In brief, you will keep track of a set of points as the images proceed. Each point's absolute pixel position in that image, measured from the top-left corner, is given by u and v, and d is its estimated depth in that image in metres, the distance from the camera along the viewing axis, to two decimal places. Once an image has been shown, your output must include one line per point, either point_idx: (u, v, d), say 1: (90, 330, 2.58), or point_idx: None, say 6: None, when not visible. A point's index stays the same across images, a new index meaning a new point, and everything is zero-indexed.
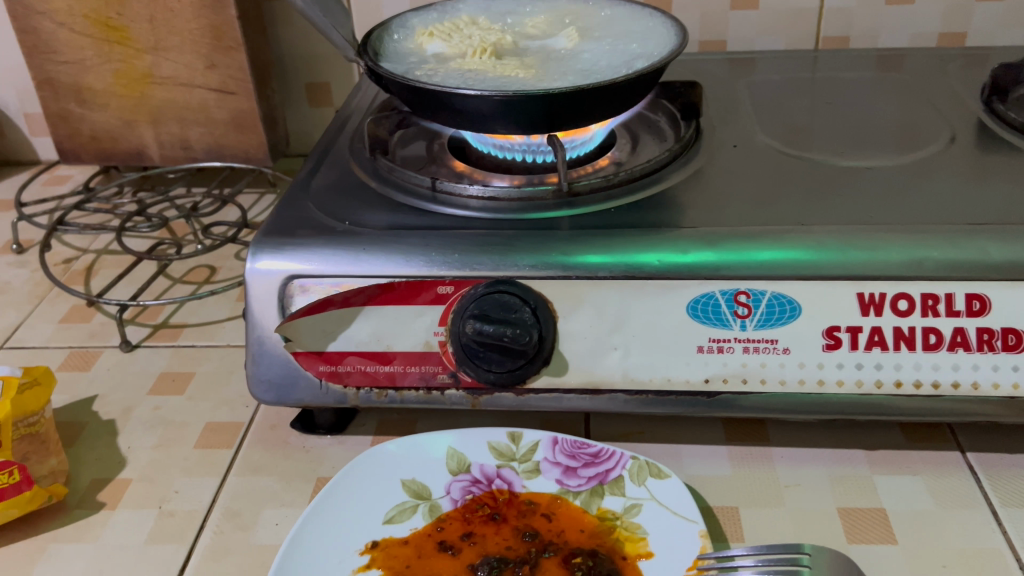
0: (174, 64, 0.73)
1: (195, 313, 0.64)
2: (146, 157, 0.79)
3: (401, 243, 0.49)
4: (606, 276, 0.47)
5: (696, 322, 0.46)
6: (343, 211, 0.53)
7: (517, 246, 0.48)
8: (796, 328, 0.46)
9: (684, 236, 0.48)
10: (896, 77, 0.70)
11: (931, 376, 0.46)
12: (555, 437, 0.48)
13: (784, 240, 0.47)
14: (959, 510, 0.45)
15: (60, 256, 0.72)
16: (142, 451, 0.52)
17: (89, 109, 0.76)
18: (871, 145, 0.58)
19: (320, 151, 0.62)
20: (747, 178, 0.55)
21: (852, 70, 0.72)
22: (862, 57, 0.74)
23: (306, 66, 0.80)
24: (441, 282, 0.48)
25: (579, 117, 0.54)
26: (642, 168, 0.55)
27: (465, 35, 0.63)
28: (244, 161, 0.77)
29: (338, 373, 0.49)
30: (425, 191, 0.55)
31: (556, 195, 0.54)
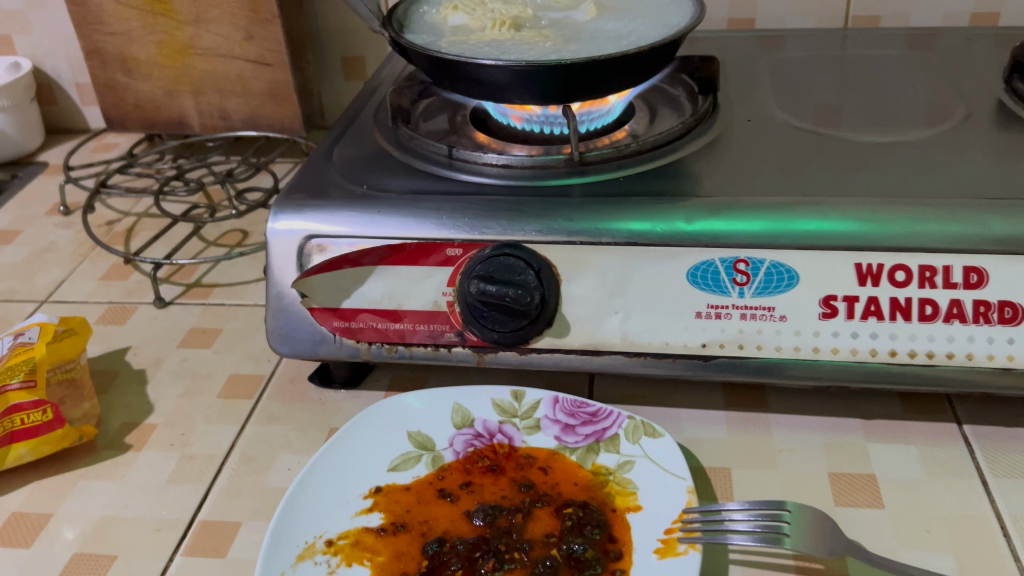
0: (214, 36, 0.75)
1: (226, 274, 0.67)
2: (187, 126, 0.82)
3: (414, 206, 0.51)
4: (609, 243, 0.48)
5: (695, 288, 0.48)
6: (364, 176, 0.56)
7: (525, 211, 0.50)
8: (793, 296, 0.47)
9: (687, 205, 0.49)
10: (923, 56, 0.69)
11: (926, 346, 0.46)
12: (556, 396, 0.50)
13: (785, 209, 0.47)
14: (950, 478, 0.46)
15: (103, 218, 0.75)
16: (169, 398, 0.55)
17: (133, 78, 0.80)
18: (885, 121, 0.58)
19: (345, 122, 0.64)
20: (757, 151, 0.56)
21: (879, 48, 0.72)
22: (890, 36, 0.74)
23: (340, 40, 0.82)
24: (451, 245, 0.49)
25: (593, 89, 0.55)
26: (655, 140, 0.56)
27: (488, 8, 0.64)
28: (279, 131, 0.80)
29: (351, 329, 0.51)
30: (442, 159, 0.57)
31: (568, 164, 0.55)
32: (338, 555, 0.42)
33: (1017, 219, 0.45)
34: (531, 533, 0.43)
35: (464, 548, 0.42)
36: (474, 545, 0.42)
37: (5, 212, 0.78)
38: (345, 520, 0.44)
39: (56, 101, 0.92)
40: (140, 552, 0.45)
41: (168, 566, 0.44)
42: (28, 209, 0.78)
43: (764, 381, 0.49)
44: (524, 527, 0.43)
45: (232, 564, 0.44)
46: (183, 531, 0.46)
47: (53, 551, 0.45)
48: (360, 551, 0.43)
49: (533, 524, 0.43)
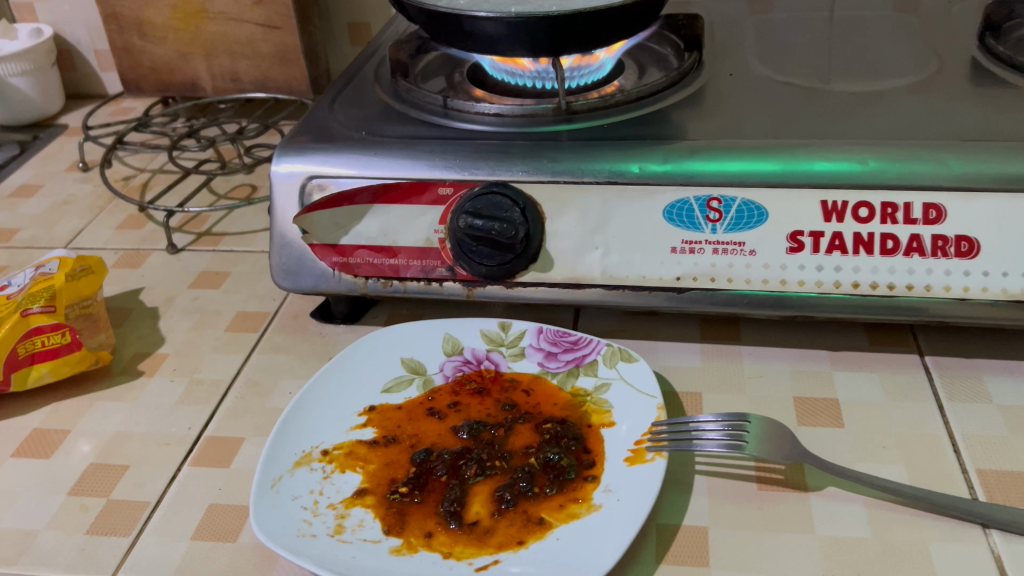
0: (225, 0, 0.79)
1: (235, 223, 0.71)
2: (200, 88, 0.85)
3: (408, 148, 0.54)
4: (591, 181, 0.51)
5: (670, 225, 0.51)
6: (363, 124, 0.59)
7: (513, 154, 0.53)
8: (761, 232, 0.50)
9: (665, 147, 0.52)
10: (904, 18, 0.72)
11: (887, 278, 0.49)
12: (540, 326, 0.53)
13: (755, 149, 0.50)
14: (908, 401, 0.48)
15: (120, 173, 0.79)
16: (180, 332, 0.59)
17: (149, 42, 0.83)
18: (861, 74, 0.61)
19: (348, 77, 0.68)
20: (735, 101, 0.59)
21: (865, 9, 0.74)
22: None
23: (347, 7, 0.85)
24: (442, 184, 0.52)
25: (581, 41, 0.58)
26: (638, 91, 0.59)
27: None
28: (288, 92, 0.83)
29: (349, 264, 0.55)
30: (437, 108, 0.61)
31: (556, 113, 0.58)
32: (332, 463, 0.46)
33: (974, 157, 0.48)
34: (512, 445, 0.46)
35: (449, 456, 0.45)
36: (458, 454, 0.45)
37: (27, 169, 0.82)
38: (340, 433, 0.47)
39: (75, 67, 0.96)
40: (151, 463, 0.48)
41: (176, 475, 0.48)
42: (48, 166, 0.82)
43: (791, 314, 0.52)
44: (505, 440, 0.46)
45: (235, 473, 0.47)
46: (190, 445, 0.49)
47: (71, 462, 0.49)
48: (353, 460, 0.46)
49: (514, 437, 0.47)
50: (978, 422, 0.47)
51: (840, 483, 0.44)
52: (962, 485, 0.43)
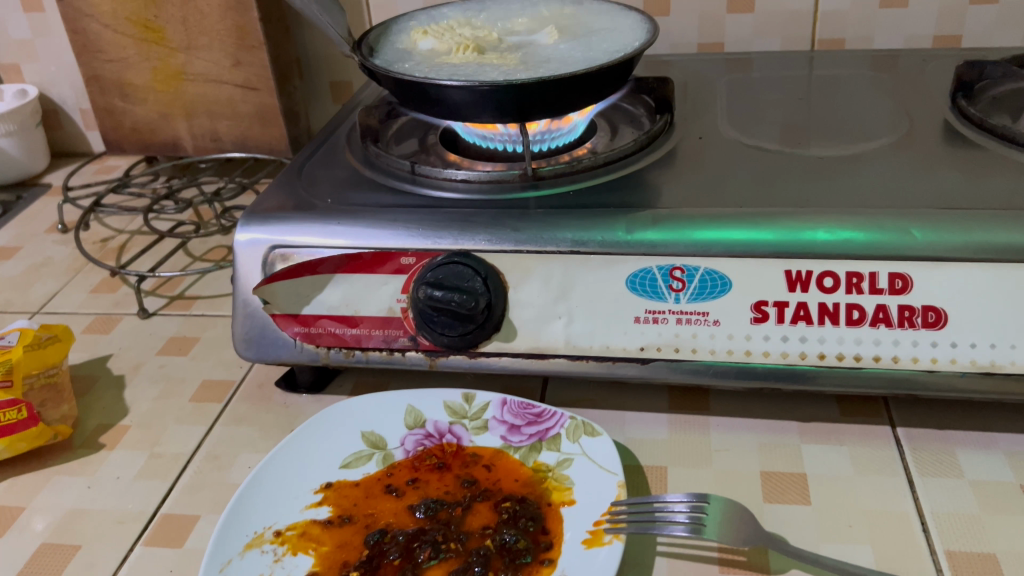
0: (205, 62, 0.79)
1: (208, 287, 0.70)
2: (181, 148, 0.86)
3: (372, 217, 0.54)
4: (554, 251, 0.51)
5: (634, 294, 0.50)
6: (331, 190, 0.59)
7: (478, 221, 0.53)
8: (725, 302, 0.49)
9: (628, 216, 0.51)
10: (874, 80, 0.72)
11: (853, 349, 0.48)
12: (504, 398, 0.52)
13: (720, 218, 0.50)
14: (878, 476, 0.47)
15: (98, 235, 0.79)
16: (144, 401, 0.58)
17: (130, 102, 0.84)
18: (832, 137, 0.60)
19: (321, 139, 0.68)
20: (704, 166, 0.58)
21: (841, 68, 0.73)
22: (853, 57, 0.76)
23: (328, 66, 0.86)
24: (404, 253, 0.52)
25: (549, 106, 0.57)
26: (607, 156, 0.59)
27: (458, 33, 0.66)
28: (267, 152, 0.84)
29: (311, 334, 0.54)
30: (405, 174, 0.61)
31: (522, 178, 0.58)
32: (285, 545, 0.44)
33: (940, 226, 0.47)
34: (469, 525, 0.45)
35: (403, 538, 0.44)
36: (412, 535, 0.44)
37: (8, 230, 0.82)
38: (294, 513, 0.46)
39: (61, 125, 0.96)
40: (103, 542, 0.47)
41: (128, 555, 0.46)
42: (29, 227, 0.82)
43: (796, 387, 0.50)
44: (462, 520, 0.45)
45: (188, 553, 0.46)
46: (145, 523, 0.48)
47: (23, 540, 0.48)
48: (306, 541, 0.45)
49: (472, 517, 0.46)
50: (949, 499, 0.45)
51: (804, 566, 0.43)
52: (930, 567, 0.42)
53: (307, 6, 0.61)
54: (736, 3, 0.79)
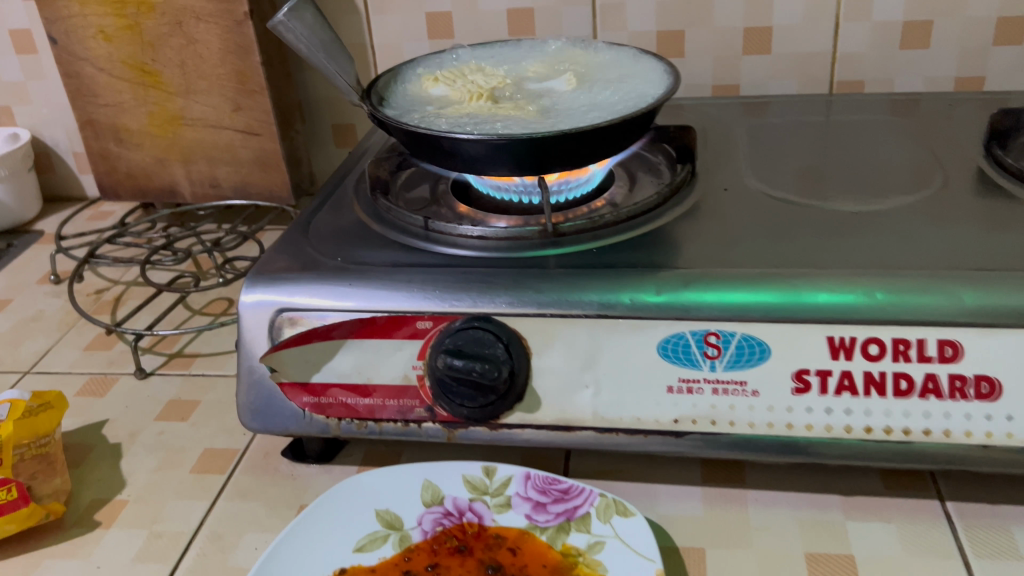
0: (203, 107, 0.77)
1: (208, 344, 0.67)
2: (178, 195, 0.82)
3: (385, 279, 0.51)
4: (580, 315, 0.48)
5: (666, 362, 0.47)
6: (340, 249, 0.56)
7: (498, 281, 0.50)
8: (764, 371, 0.46)
9: (656, 276, 0.49)
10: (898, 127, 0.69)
11: (902, 422, 0.45)
12: (528, 472, 0.49)
13: (757, 282, 0.47)
14: (931, 558, 0.44)
15: (92, 286, 0.76)
16: (142, 473, 0.55)
17: (126, 148, 0.81)
18: (864, 190, 0.58)
19: (327, 189, 0.65)
20: (733, 222, 0.55)
21: (861, 113, 0.71)
22: (873, 100, 0.74)
23: (330, 109, 0.83)
24: (420, 317, 0.49)
25: (569, 159, 0.55)
26: (629, 211, 0.56)
27: (470, 79, 0.64)
28: (268, 199, 0.81)
29: (321, 404, 0.51)
30: (418, 230, 0.58)
31: (542, 235, 0.55)
32: None
33: (990, 290, 0.44)
34: None
35: None
36: None
37: None
38: None
39: (54, 169, 0.93)
40: None
41: None
42: (20, 278, 0.79)
43: (841, 461, 0.47)
44: None
45: None
46: None
47: None
48: None
49: None
50: None
51: None
52: None
53: (315, 56, 0.58)
54: (751, 45, 0.77)
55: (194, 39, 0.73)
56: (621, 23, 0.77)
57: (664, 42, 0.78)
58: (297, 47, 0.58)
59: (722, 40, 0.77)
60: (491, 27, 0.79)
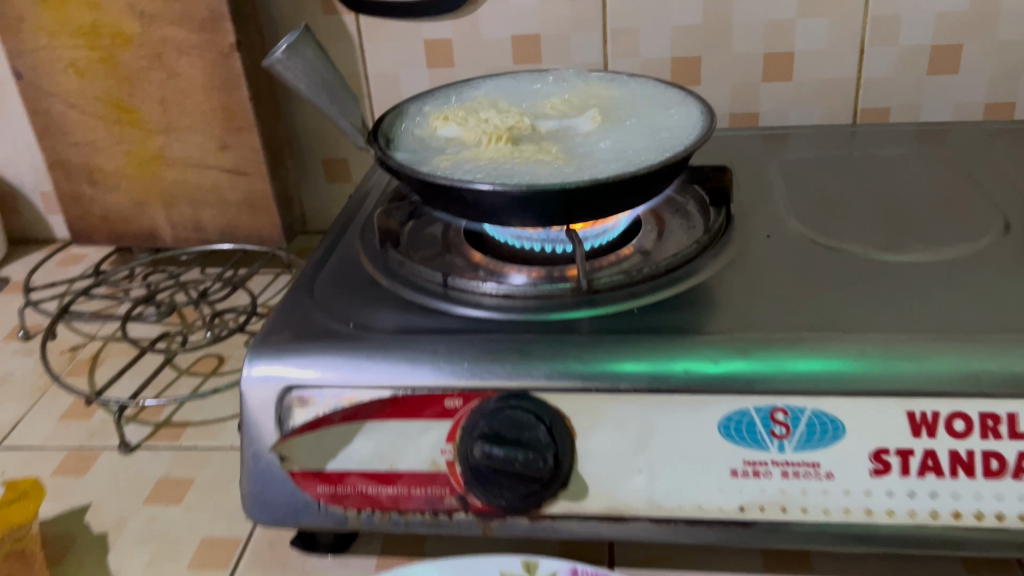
0: (186, 145, 0.71)
1: (199, 411, 0.61)
2: (158, 239, 0.76)
3: (406, 349, 0.46)
4: (629, 389, 0.43)
5: (729, 443, 0.42)
6: (351, 311, 0.51)
7: (534, 348, 0.45)
8: (837, 450, 0.42)
9: (712, 344, 0.44)
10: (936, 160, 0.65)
11: (992, 506, 0.41)
12: (574, 567, 0.44)
13: (825, 350, 0.43)
14: None
15: (67, 343, 0.70)
16: (133, 570, 0.49)
17: (101, 190, 0.74)
18: (917, 236, 0.54)
19: (330, 238, 0.60)
20: (783, 275, 0.51)
21: (893, 146, 0.67)
22: (901, 131, 0.70)
23: (322, 144, 0.78)
24: (449, 394, 0.44)
25: (601, 208, 0.50)
26: (667, 263, 0.52)
27: (483, 117, 0.59)
28: (257, 243, 0.75)
29: (338, 494, 0.46)
30: (436, 287, 0.53)
31: (575, 293, 0.50)
32: None
33: None
34: None
35: None
36: None
37: None
38: None
39: (20, 210, 0.87)
40: None
41: None
42: None
43: (926, 552, 0.43)
44: None
45: None
46: None
47: None
48: None
49: None
50: None
51: None
52: None
53: (316, 96, 0.52)
54: (772, 72, 0.73)
55: (175, 73, 0.67)
56: (633, 50, 0.73)
57: (679, 71, 0.73)
58: (296, 86, 0.52)
59: (741, 68, 0.73)
60: (495, 56, 0.74)
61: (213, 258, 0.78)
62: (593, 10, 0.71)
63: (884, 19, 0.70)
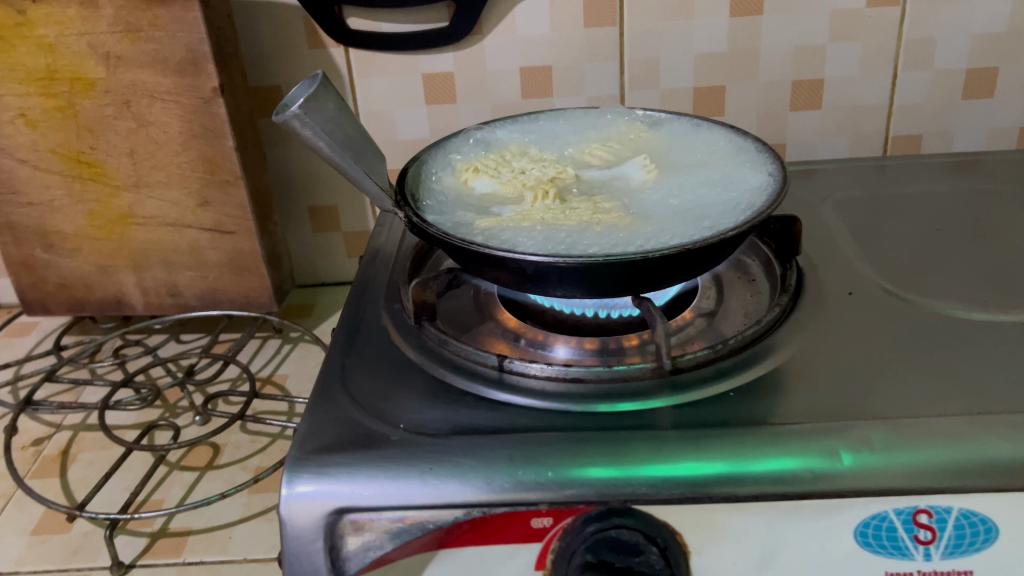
0: (159, 202, 0.62)
1: (200, 515, 0.53)
2: (126, 306, 0.67)
3: (477, 458, 0.39)
4: (750, 496, 0.37)
5: (867, 552, 0.37)
6: (398, 408, 0.43)
7: (629, 445, 0.39)
8: (991, 554, 0.37)
9: (838, 440, 0.38)
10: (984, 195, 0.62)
11: None
12: None
13: (962, 442, 0.38)
14: None
15: (28, 437, 0.60)
16: None
17: (57, 254, 0.65)
18: (1005, 289, 0.49)
19: (350, 310, 0.52)
20: (878, 343, 0.46)
21: (934, 183, 0.64)
22: (935, 165, 0.67)
23: (310, 191, 0.71)
24: (536, 513, 0.38)
25: (677, 274, 0.44)
26: (754, 332, 0.46)
27: (518, 168, 0.52)
28: (244, 307, 0.67)
29: None
30: (490, 370, 0.45)
31: (656, 373, 0.44)
32: None
33: None
34: None
35: None
36: None
37: None
38: None
39: None
40: None
41: None
42: None
43: None
44: None
45: None
46: None
47: None
48: None
49: None
50: None
51: None
52: None
53: (336, 154, 0.45)
54: (800, 100, 0.68)
55: (147, 122, 0.59)
56: (653, 80, 0.67)
57: (702, 100, 0.68)
58: (315, 144, 0.44)
59: (769, 96, 0.68)
60: (501, 91, 0.68)
61: (199, 324, 0.69)
62: (610, 39, 0.65)
63: (920, 42, 0.65)
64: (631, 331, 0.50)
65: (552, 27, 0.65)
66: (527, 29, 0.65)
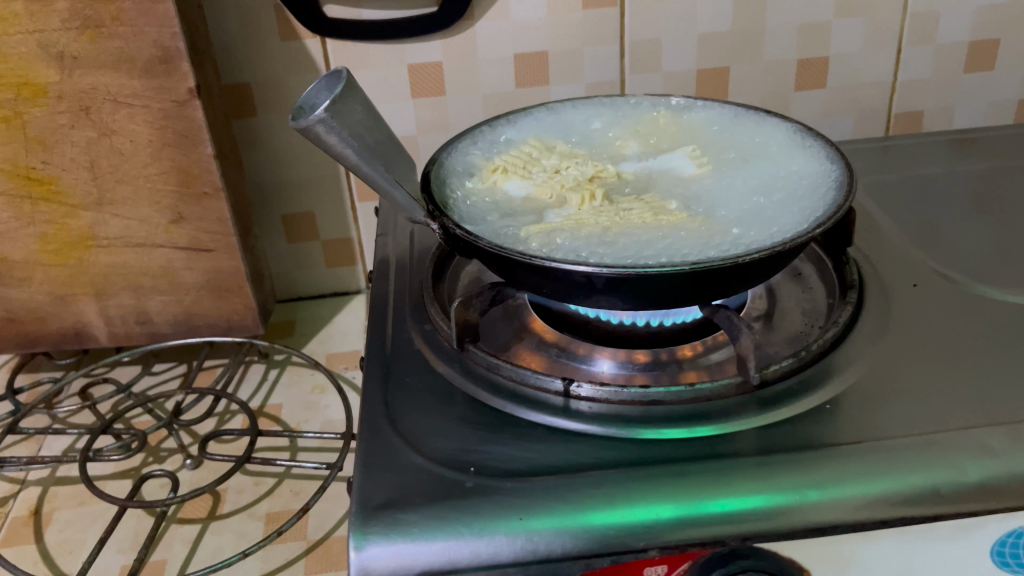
0: (126, 221, 0.55)
1: None
2: (87, 338, 0.59)
3: (572, 501, 0.35)
4: (877, 525, 0.34)
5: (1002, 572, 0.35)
6: (464, 448, 0.38)
7: (739, 475, 0.35)
8: None
9: (958, 452, 0.36)
10: (998, 172, 0.60)
11: None
12: None
13: None
14: None
15: None
16: None
17: (4, 285, 0.56)
18: None
19: (376, 342, 0.47)
20: (955, 336, 0.43)
21: (946, 162, 0.62)
22: (937, 143, 0.65)
23: (287, 198, 0.65)
24: (650, 562, 0.34)
25: (753, 281, 0.40)
26: (832, 336, 0.42)
27: (549, 167, 0.48)
28: (224, 331, 0.60)
29: None
30: (556, 397, 0.41)
31: (741, 388, 0.40)
32: None
33: None
34: None
35: None
36: None
37: None
38: None
39: None
40: None
41: None
42: None
43: None
44: None
45: None
46: None
47: None
48: None
49: None
50: None
51: None
52: None
53: (365, 163, 0.39)
54: (806, 79, 0.65)
55: (110, 131, 0.51)
56: (655, 63, 0.63)
57: (705, 83, 0.65)
58: (341, 153, 0.39)
59: (774, 76, 0.65)
60: (495, 81, 0.63)
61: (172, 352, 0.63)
62: (611, 21, 0.61)
63: (924, 16, 0.63)
64: (690, 341, 0.46)
65: (549, 10, 0.60)
66: (521, 12, 0.60)
